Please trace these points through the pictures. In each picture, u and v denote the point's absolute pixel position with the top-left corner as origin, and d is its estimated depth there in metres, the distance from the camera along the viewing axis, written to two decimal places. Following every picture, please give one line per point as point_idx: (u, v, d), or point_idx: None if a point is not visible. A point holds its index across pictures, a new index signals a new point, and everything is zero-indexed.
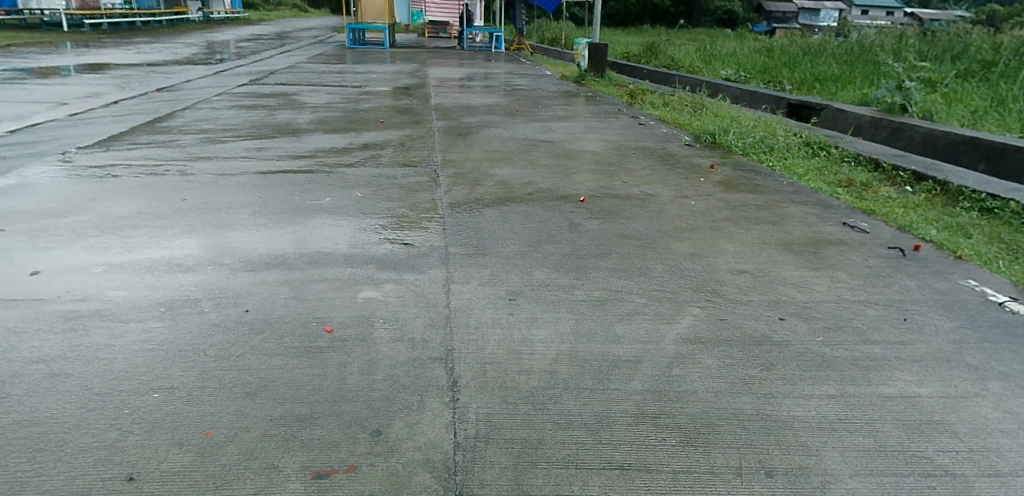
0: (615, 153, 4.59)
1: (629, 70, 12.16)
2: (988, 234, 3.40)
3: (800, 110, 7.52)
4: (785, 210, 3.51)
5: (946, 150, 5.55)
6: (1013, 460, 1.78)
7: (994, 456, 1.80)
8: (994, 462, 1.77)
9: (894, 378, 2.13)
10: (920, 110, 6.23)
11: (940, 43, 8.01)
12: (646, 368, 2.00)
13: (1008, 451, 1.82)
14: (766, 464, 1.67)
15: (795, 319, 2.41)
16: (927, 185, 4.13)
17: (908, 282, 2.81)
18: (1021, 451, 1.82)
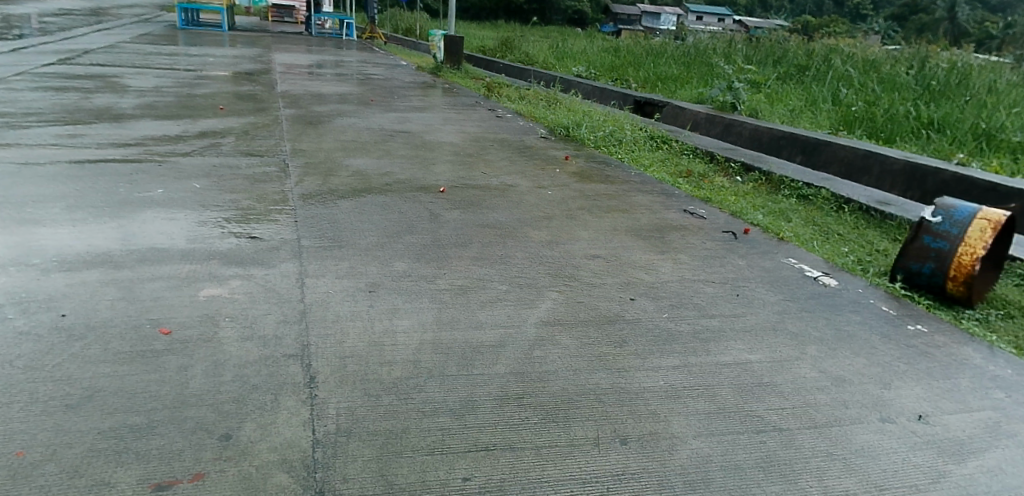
0: (474, 144, 4.64)
1: (486, 64, 12.35)
2: (804, 218, 3.87)
3: (645, 107, 8.07)
4: (633, 199, 3.74)
5: (768, 144, 6.23)
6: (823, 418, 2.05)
7: (808, 415, 2.05)
8: (808, 421, 2.02)
9: (729, 347, 2.35)
10: (747, 108, 6.93)
11: (762, 50, 8.94)
12: (509, 352, 2.04)
13: (819, 410, 2.08)
14: (620, 433, 1.79)
15: (644, 299, 2.58)
16: (754, 176, 4.60)
17: (739, 261, 3.11)
18: (828, 410, 2.10)
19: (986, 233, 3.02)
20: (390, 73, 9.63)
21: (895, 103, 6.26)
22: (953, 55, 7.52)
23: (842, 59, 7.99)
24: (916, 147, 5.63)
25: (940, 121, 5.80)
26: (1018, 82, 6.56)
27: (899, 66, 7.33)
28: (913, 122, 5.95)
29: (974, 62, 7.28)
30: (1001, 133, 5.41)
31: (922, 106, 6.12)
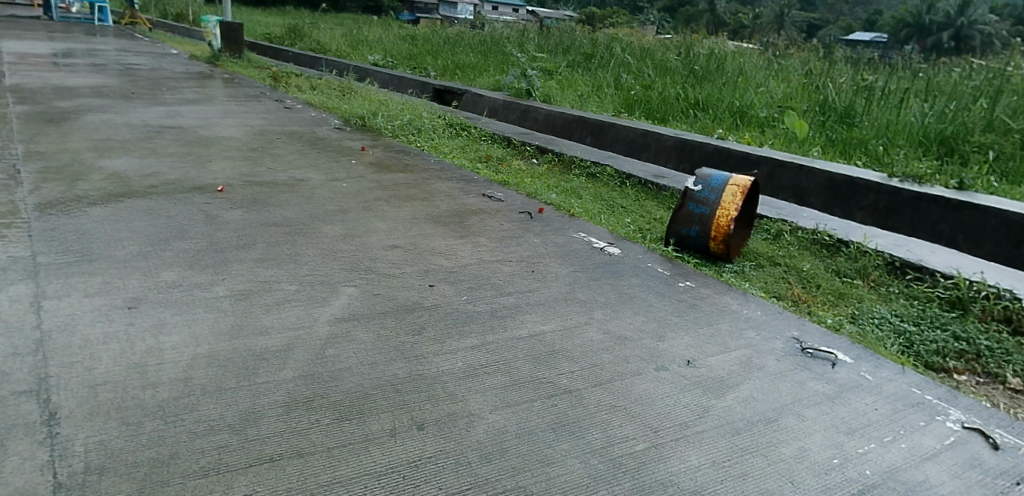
0: (260, 138, 4.35)
1: (273, 52, 11.73)
2: (592, 194, 4.17)
3: (444, 95, 8.22)
4: (432, 186, 3.76)
5: (561, 127, 6.64)
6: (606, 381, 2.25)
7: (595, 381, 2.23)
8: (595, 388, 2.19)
9: (524, 322, 2.48)
10: (540, 94, 7.32)
11: (551, 39, 9.48)
12: (299, 354, 1.95)
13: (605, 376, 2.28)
14: (418, 420, 1.80)
15: (443, 284, 2.60)
16: (548, 157, 4.87)
17: (534, 239, 3.26)
18: (612, 374, 2.31)
19: (736, 197, 3.47)
20: (158, 63, 8.68)
21: (667, 87, 6.99)
22: (712, 43, 8.55)
23: (621, 46, 8.72)
24: (687, 126, 6.36)
25: (704, 102, 6.59)
26: (762, 65, 7.63)
27: (669, 52, 8.18)
28: (683, 103, 6.69)
29: (727, 49, 8.35)
30: (751, 110, 6.29)
31: (689, 88, 6.89)
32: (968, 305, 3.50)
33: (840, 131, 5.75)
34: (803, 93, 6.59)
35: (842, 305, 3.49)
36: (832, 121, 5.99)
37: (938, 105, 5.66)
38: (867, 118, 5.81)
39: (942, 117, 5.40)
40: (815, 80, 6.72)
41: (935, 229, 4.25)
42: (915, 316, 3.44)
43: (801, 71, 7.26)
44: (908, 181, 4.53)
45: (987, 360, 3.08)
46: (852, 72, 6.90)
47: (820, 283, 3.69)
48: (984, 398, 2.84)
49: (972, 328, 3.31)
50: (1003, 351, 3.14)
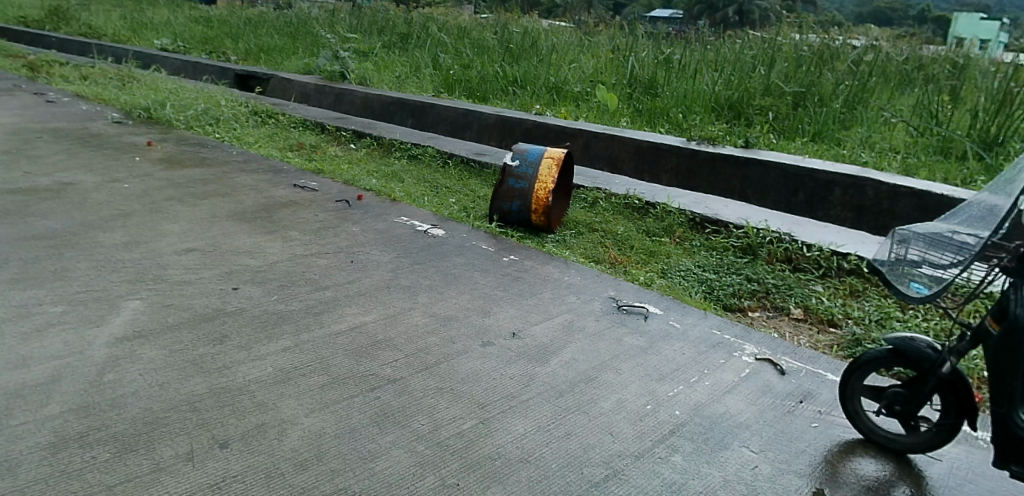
0: (16, 138, 3.76)
1: (34, 38, 10.28)
2: (415, 177, 4.11)
3: (248, 81, 7.79)
4: (236, 180, 3.49)
5: (380, 110, 6.54)
6: (430, 365, 2.24)
7: (418, 367, 2.21)
8: (419, 375, 2.17)
9: (342, 314, 2.39)
10: (356, 77, 7.15)
11: (364, 20, 9.22)
12: (68, 386, 1.74)
13: (430, 359, 2.27)
14: (220, 437, 1.65)
15: (248, 286, 2.44)
16: (367, 142, 4.73)
17: (353, 228, 3.15)
18: (437, 356, 2.30)
19: (551, 170, 3.61)
20: None
21: (485, 65, 7.10)
22: (526, 21, 8.78)
23: (437, 26, 8.68)
24: (507, 103, 6.51)
25: (521, 78, 6.78)
26: (573, 41, 7.98)
27: (485, 31, 8.25)
28: (502, 81, 6.83)
29: (541, 27, 8.60)
30: (566, 85, 6.56)
31: (507, 66, 7.04)
32: (756, 250, 3.96)
33: (645, 102, 6.20)
34: (612, 67, 6.99)
35: (653, 262, 3.78)
36: (638, 93, 6.43)
37: (725, 73, 6.27)
38: (668, 88, 6.28)
39: (729, 84, 6.00)
40: (621, 54, 7.14)
41: (729, 185, 4.74)
42: (714, 264, 3.82)
43: (608, 46, 7.67)
44: (704, 144, 5.00)
45: (774, 297, 3.51)
46: (653, 45, 7.42)
47: (633, 243, 3.96)
48: (773, 330, 3.24)
49: (761, 270, 3.75)
50: (786, 286, 3.60)
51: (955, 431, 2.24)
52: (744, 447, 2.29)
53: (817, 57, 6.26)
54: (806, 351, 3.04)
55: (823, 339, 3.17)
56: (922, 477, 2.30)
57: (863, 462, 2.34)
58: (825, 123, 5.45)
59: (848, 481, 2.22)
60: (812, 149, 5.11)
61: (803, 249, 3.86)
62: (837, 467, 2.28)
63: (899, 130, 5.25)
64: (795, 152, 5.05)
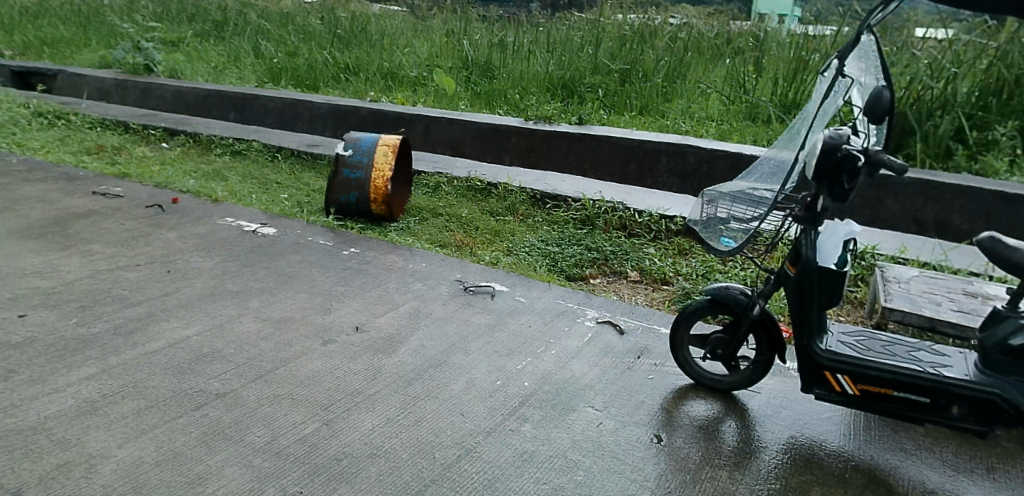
0: None
1: None
2: (240, 174, 3.92)
3: (31, 78, 6.90)
4: (20, 192, 3.26)
5: (196, 104, 6.10)
6: (265, 372, 2.14)
7: (252, 377, 2.09)
8: (254, 384, 2.06)
9: (159, 331, 2.25)
10: (164, 70, 6.58)
11: (172, 6, 8.48)
12: None
13: (267, 366, 2.17)
14: (12, 485, 1.49)
15: (40, 311, 2.27)
16: (181, 140, 4.48)
17: (168, 235, 3.02)
18: (275, 363, 2.19)
19: (387, 157, 3.53)
20: None
21: (312, 53, 6.84)
22: (356, 5, 8.48)
23: (257, 12, 8.17)
24: (339, 91, 6.30)
25: (353, 65, 6.61)
26: (406, 25, 7.86)
27: (312, 17, 7.87)
28: (333, 68, 6.61)
29: (372, 11, 8.35)
30: (401, 70, 6.48)
31: (336, 53, 6.82)
32: (594, 221, 4.17)
33: (483, 84, 6.27)
34: (446, 50, 6.97)
35: (498, 241, 3.85)
36: (475, 75, 6.49)
37: (557, 53, 6.44)
38: (504, 69, 6.36)
39: (561, 64, 6.22)
40: (456, 37, 7.12)
41: (567, 160, 4.93)
42: (556, 237, 3.96)
43: (443, 29, 7.59)
44: (540, 122, 5.14)
45: (613, 262, 3.72)
46: (486, 26, 7.50)
47: (477, 225, 4.00)
48: (612, 293, 3.44)
49: (599, 239, 3.95)
50: (622, 252, 3.82)
51: (768, 365, 2.57)
52: (590, 407, 2.42)
53: (639, 36, 6.57)
54: (642, 309, 3.27)
55: (657, 297, 3.43)
56: (746, 411, 2.57)
57: (695, 404, 2.57)
58: (650, 98, 5.85)
59: (683, 423, 2.42)
60: (640, 121, 5.47)
61: (635, 216, 4.12)
62: (673, 413, 2.48)
63: (714, 100, 5.76)
64: (624, 125, 5.37)
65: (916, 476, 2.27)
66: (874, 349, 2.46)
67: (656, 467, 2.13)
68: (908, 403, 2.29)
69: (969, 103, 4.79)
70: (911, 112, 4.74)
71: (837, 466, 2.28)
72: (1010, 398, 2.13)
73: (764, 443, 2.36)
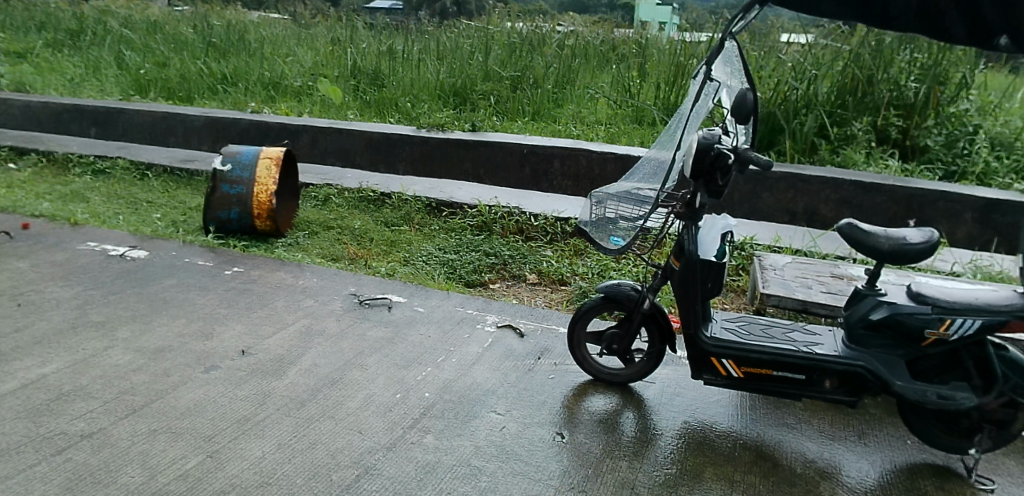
0: None
1: None
2: (104, 195, 3.68)
3: None
4: None
5: (51, 121, 5.64)
6: (138, 405, 2.01)
7: (123, 413, 1.96)
8: (126, 419, 1.93)
9: (12, 372, 2.08)
10: (10, 83, 6.09)
11: (20, 14, 7.76)
12: None
13: (141, 401, 2.04)
14: None
15: None
16: (32, 159, 4.15)
17: (19, 265, 2.81)
18: (149, 397, 2.06)
19: (270, 171, 3.40)
20: None
21: (185, 63, 6.49)
22: (231, 13, 8.08)
23: (120, 21, 7.62)
24: (217, 102, 6.00)
25: (231, 75, 6.34)
26: (288, 33, 7.59)
27: (183, 24, 7.43)
28: (208, 79, 6.31)
29: (249, 19, 8.00)
30: (284, 80, 6.29)
31: (212, 63, 6.51)
32: (491, 226, 4.18)
33: (372, 93, 6.16)
34: (332, 58, 6.81)
35: (394, 252, 3.78)
36: (364, 84, 6.38)
37: (447, 60, 6.44)
38: (393, 78, 6.30)
39: (451, 72, 6.23)
40: (341, 46, 6.93)
41: (462, 168, 4.92)
42: (454, 245, 3.94)
43: (327, 37, 7.35)
44: (433, 130, 5.11)
45: (511, 266, 3.76)
46: (373, 33, 7.39)
47: (371, 236, 3.92)
48: (512, 297, 3.47)
49: (497, 244, 3.97)
50: (520, 255, 3.86)
51: (660, 356, 2.69)
52: (493, 412, 2.42)
53: (527, 44, 6.61)
54: (540, 311, 3.33)
55: (555, 298, 3.49)
56: (642, 402, 2.67)
57: (595, 399, 2.64)
58: (541, 103, 5.98)
59: (584, 419, 2.48)
60: (533, 127, 5.58)
61: (531, 220, 4.18)
62: (574, 410, 2.53)
63: (602, 105, 5.97)
64: (517, 131, 5.45)
65: (797, 447, 2.45)
66: (754, 333, 2.64)
67: (559, 465, 2.16)
68: (786, 380, 2.47)
69: (828, 102, 5.25)
70: (779, 111, 5.14)
71: (727, 446, 2.42)
72: (871, 369, 2.34)
73: (661, 431, 2.46)
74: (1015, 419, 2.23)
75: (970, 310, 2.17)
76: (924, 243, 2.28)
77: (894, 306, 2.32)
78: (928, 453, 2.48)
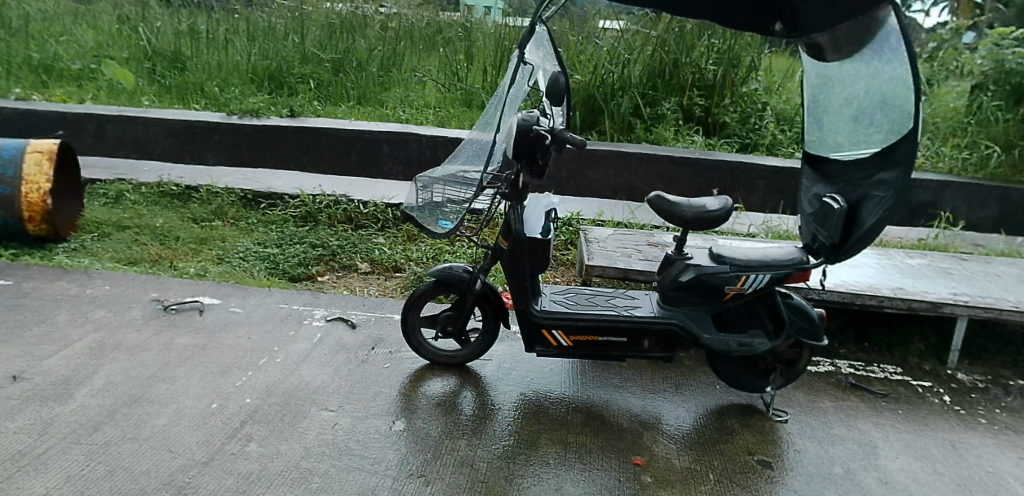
0: None
1: None
2: None
3: None
4: None
5: None
6: None
7: None
8: None
9: None
10: None
11: None
12: None
13: None
14: None
15: None
16: None
17: None
18: None
19: (42, 166, 3.17)
20: None
21: None
22: None
23: None
24: None
25: None
26: (64, 9, 6.66)
27: None
28: None
29: None
30: (57, 64, 5.61)
31: None
32: (316, 216, 3.99)
33: (172, 77, 5.62)
34: (120, 38, 6.08)
35: (206, 250, 3.48)
36: (161, 67, 5.79)
37: (258, 40, 6.01)
38: (195, 60, 5.79)
39: (264, 54, 5.85)
40: (131, 24, 6.19)
41: (282, 155, 4.63)
42: (275, 238, 3.71)
43: (113, 14, 6.52)
44: (247, 117, 4.75)
45: (340, 257, 3.61)
46: (170, 9, 6.70)
47: (178, 234, 3.58)
48: (343, 288, 3.36)
49: (323, 234, 3.80)
50: (350, 245, 3.73)
51: (495, 334, 2.75)
52: (324, 410, 2.33)
53: (347, 26, 6.33)
54: (373, 300, 3.25)
55: (390, 285, 3.43)
56: (480, 380, 2.72)
57: (432, 383, 2.64)
58: (365, 87, 5.81)
59: (421, 404, 2.47)
60: (358, 111, 5.40)
61: (360, 208, 4.06)
62: (411, 396, 2.51)
63: (429, 88, 5.94)
64: (341, 116, 5.24)
65: (624, 404, 2.64)
66: (580, 303, 2.79)
67: (397, 454, 2.14)
68: (610, 345, 2.64)
69: (640, 84, 5.65)
70: (599, 93, 5.50)
71: (561, 412, 2.54)
72: (683, 325, 2.59)
73: (499, 405, 2.53)
74: (800, 357, 2.63)
75: (762, 266, 2.49)
76: (720, 210, 2.57)
77: (699, 267, 2.56)
78: (734, 394, 2.79)
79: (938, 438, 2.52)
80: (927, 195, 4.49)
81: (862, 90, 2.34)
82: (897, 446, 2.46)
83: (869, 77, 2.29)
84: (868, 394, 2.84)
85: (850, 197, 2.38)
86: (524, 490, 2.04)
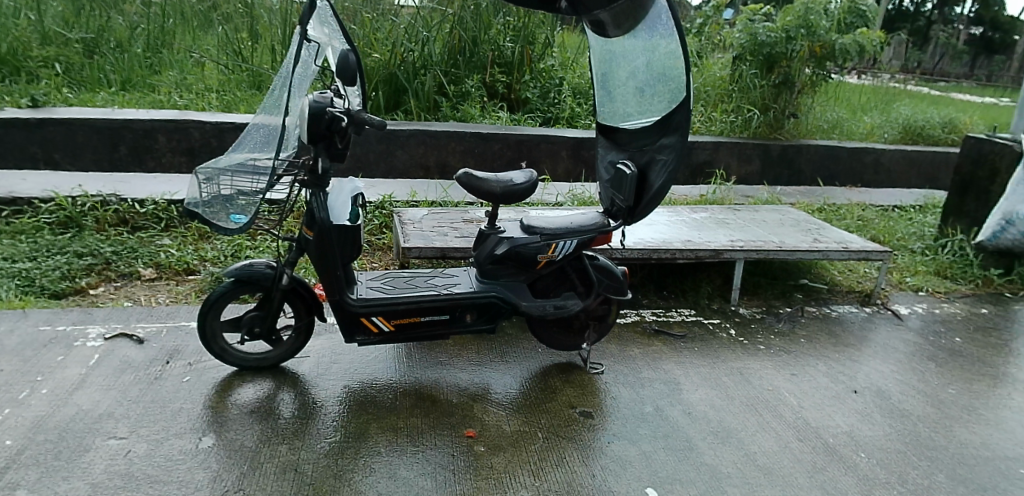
0: None
1: None
2: None
3: None
4: None
5: None
6: None
7: None
8: None
9: None
10: None
11: None
12: None
13: None
14: None
15: None
16: None
17: None
18: None
19: None
20: None
21: None
22: None
23: None
24: None
25: None
26: None
27: None
28: None
29: None
30: None
31: None
32: (80, 221, 3.46)
33: None
34: None
35: None
36: None
37: None
38: None
39: None
40: None
41: (27, 152, 3.93)
42: (24, 250, 3.14)
43: None
44: None
45: (116, 265, 3.17)
46: None
47: None
48: (122, 300, 2.95)
49: (91, 241, 3.30)
50: (127, 249, 3.29)
51: (309, 328, 2.60)
52: (110, 439, 2.04)
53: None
54: (163, 309, 2.91)
55: (181, 290, 3.08)
56: (299, 379, 2.56)
57: (244, 390, 2.43)
58: (131, 71, 5.14)
59: (233, 414, 2.26)
60: (124, 98, 4.74)
61: (136, 207, 3.59)
62: (220, 408, 2.29)
63: (210, 70, 5.41)
64: (102, 104, 4.56)
65: (451, 380, 2.65)
66: (399, 286, 2.72)
67: (207, 471, 1.95)
68: (433, 324, 2.63)
69: (442, 62, 5.62)
70: (400, 72, 5.38)
71: (388, 398, 2.49)
72: (502, 296, 2.65)
73: (322, 402, 2.40)
74: (609, 312, 2.85)
75: (569, 233, 2.62)
76: (526, 183, 2.65)
77: (512, 240, 2.63)
78: (555, 355, 2.94)
79: (728, 367, 2.89)
80: (705, 155, 5.07)
81: (642, 64, 2.53)
82: (695, 379, 2.77)
83: (647, 51, 2.48)
84: (670, 337, 3.16)
85: (640, 161, 2.58)
86: (356, 484, 1.97)
